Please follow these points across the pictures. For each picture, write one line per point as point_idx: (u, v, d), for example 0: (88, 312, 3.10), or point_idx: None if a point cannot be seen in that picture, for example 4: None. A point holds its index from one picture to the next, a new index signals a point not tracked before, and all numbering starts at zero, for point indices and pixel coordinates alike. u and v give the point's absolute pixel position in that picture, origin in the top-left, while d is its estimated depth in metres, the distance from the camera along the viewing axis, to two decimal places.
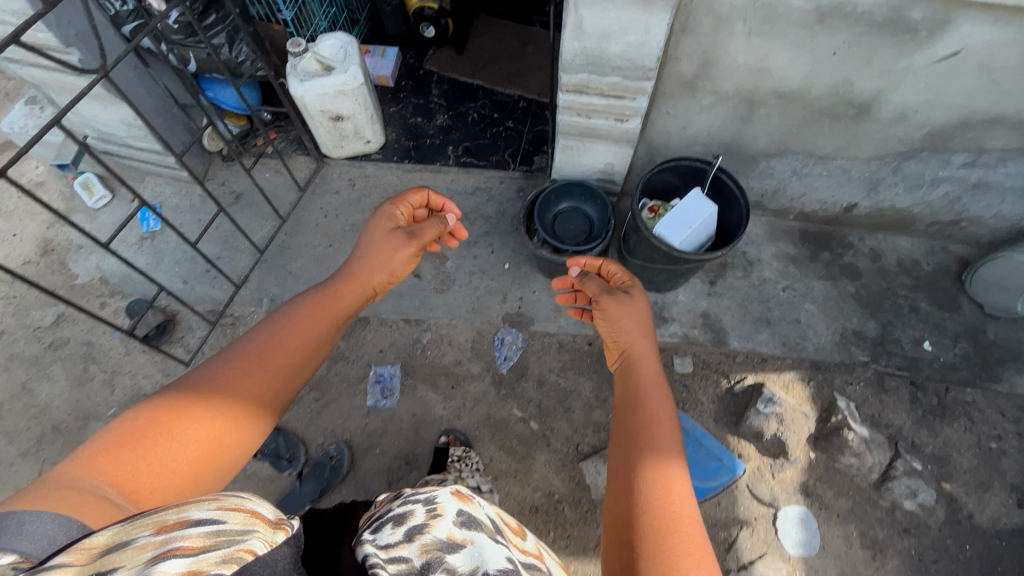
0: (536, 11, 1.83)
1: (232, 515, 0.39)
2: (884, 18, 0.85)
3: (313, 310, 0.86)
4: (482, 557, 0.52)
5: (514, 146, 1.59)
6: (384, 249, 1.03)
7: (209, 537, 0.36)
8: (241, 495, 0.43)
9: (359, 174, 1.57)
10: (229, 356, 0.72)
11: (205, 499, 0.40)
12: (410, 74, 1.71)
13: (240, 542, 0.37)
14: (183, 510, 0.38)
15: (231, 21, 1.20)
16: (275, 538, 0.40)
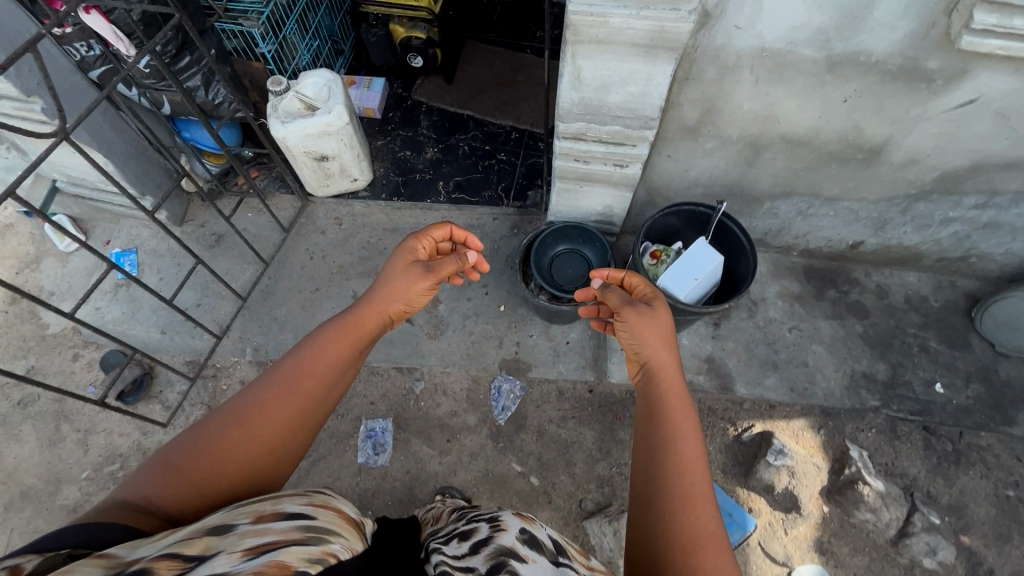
0: (526, 37, 1.80)
1: (319, 515, 0.53)
2: (898, 68, 0.81)
3: (337, 335, 0.80)
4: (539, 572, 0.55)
5: (507, 180, 1.54)
6: (403, 277, 0.96)
7: (301, 529, 0.49)
8: (323, 496, 0.58)
9: (346, 212, 1.50)
10: (256, 386, 0.71)
11: (297, 497, 0.55)
12: (398, 104, 1.66)
13: (322, 542, 0.49)
14: (280, 503, 0.53)
15: (207, 64, 1.15)
16: (352, 543, 0.52)
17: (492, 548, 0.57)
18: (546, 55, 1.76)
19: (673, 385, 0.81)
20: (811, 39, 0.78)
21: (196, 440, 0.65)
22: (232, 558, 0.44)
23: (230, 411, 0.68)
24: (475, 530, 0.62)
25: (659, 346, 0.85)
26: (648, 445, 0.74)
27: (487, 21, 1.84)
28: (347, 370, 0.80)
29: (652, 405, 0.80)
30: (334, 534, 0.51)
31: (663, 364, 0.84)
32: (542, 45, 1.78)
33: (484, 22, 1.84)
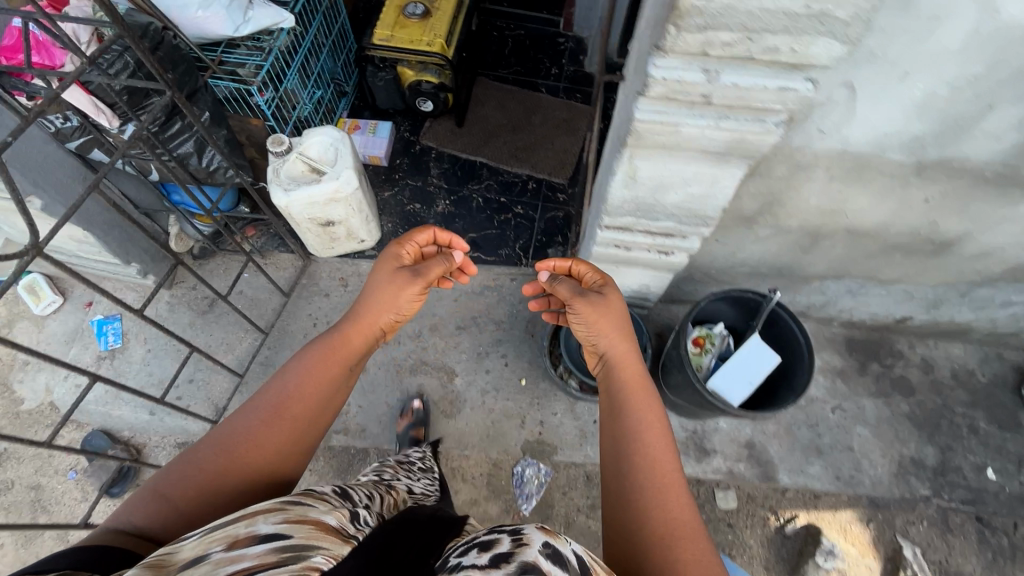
0: (540, 74, 1.69)
1: (296, 528, 0.47)
2: (994, 174, 0.72)
3: (324, 354, 0.75)
4: None
5: (525, 237, 1.43)
6: (389, 285, 0.86)
7: (278, 547, 0.44)
8: (308, 507, 0.51)
9: (352, 272, 1.38)
10: (245, 410, 0.66)
11: (273, 507, 0.49)
12: (405, 150, 1.54)
13: (306, 560, 0.43)
14: (253, 524, 0.46)
15: (198, 131, 1.03)
16: (337, 552, 0.46)
17: (514, 568, 0.46)
18: (561, 96, 1.66)
19: (637, 377, 0.77)
20: (903, 145, 0.69)
21: (184, 472, 0.59)
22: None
23: (217, 437, 0.63)
24: (495, 541, 0.50)
25: (616, 339, 0.81)
26: (612, 439, 0.71)
27: (496, 56, 1.72)
28: (337, 394, 0.74)
29: (615, 397, 0.76)
30: (312, 544, 0.46)
31: (621, 355, 0.81)
32: (557, 83, 1.68)
33: (494, 57, 1.72)
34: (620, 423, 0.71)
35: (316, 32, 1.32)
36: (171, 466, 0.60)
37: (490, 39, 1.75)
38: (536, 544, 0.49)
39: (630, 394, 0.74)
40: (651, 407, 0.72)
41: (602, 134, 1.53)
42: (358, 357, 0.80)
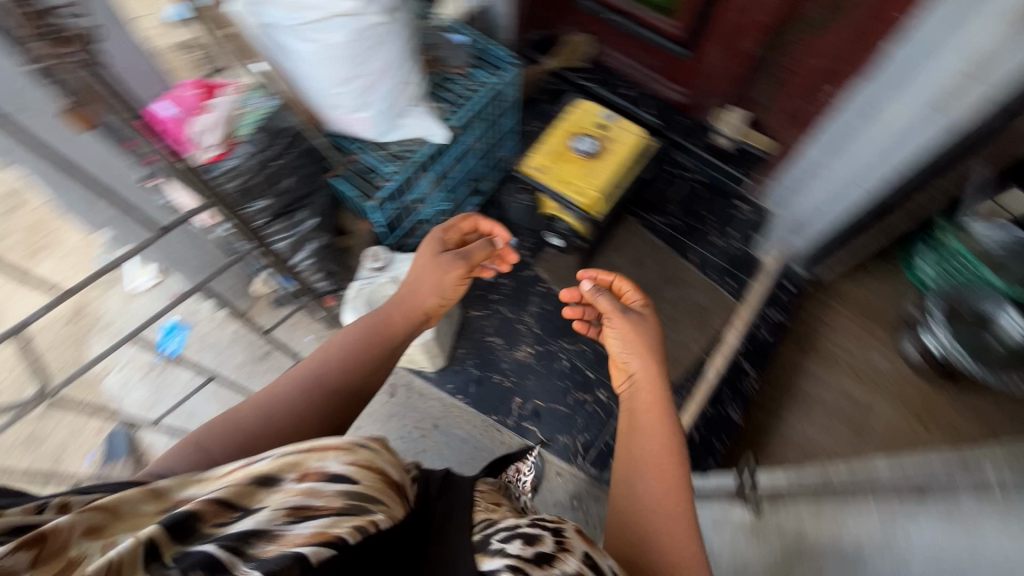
0: (697, 239, 1.44)
1: (362, 474, 0.42)
2: None
3: (364, 330, 0.74)
4: None
5: (594, 432, 1.23)
6: (430, 267, 0.83)
7: (346, 495, 0.40)
8: (370, 447, 0.46)
9: (404, 381, 1.29)
10: (288, 376, 0.67)
11: (343, 444, 0.43)
12: (515, 271, 1.39)
13: (366, 514, 0.40)
14: (323, 457, 0.42)
15: (298, 239, 0.98)
16: (396, 511, 0.43)
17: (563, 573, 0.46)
18: (711, 276, 1.40)
19: (656, 405, 0.70)
20: None
21: (223, 427, 0.60)
22: (274, 518, 0.36)
23: (258, 401, 0.64)
24: (539, 540, 0.48)
25: (642, 354, 0.75)
26: (620, 454, 0.69)
27: (659, 196, 1.49)
28: (381, 367, 0.74)
29: (633, 415, 0.71)
30: (371, 496, 0.42)
31: (645, 380, 0.73)
32: (714, 257, 1.42)
33: (657, 196, 1.49)
34: (634, 448, 0.67)
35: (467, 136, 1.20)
36: (214, 421, 0.61)
37: (660, 174, 1.51)
38: (577, 555, 0.49)
39: (644, 418, 0.69)
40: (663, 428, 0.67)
41: (733, 354, 1.28)
42: (400, 343, 0.77)
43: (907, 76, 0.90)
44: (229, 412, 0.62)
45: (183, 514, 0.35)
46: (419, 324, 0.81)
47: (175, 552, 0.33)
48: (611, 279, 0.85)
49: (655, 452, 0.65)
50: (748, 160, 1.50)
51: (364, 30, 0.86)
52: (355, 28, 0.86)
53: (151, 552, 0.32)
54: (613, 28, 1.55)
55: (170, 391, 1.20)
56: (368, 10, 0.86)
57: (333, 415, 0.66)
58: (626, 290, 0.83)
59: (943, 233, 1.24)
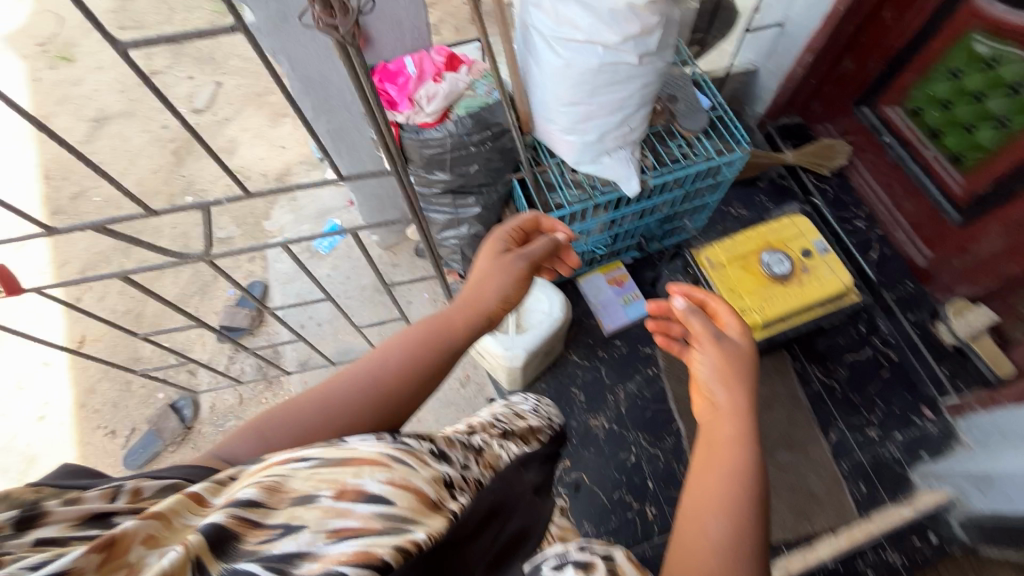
0: (847, 420, 1.21)
1: (398, 495, 0.42)
2: None
3: (417, 331, 0.72)
4: None
5: (620, 543, 1.13)
6: (495, 268, 0.81)
7: (383, 517, 0.40)
8: (411, 467, 0.46)
9: (479, 381, 1.30)
10: (348, 371, 0.66)
11: (379, 462, 0.44)
12: (635, 341, 1.31)
13: (405, 533, 0.40)
14: (361, 474, 0.42)
15: (462, 216, 1.04)
16: (437, 527, 0.43)
17: None
18: (840, 468, 1.17)
19: (736, 441, 0.65)
20: None
21: (279, 414, 0.60)
22: (317, 540, 0.37)
23: (319, 393, 0.63)
24: (589, 565, 0.55)
25: (732, 385, 0.72)
26: (691, 494, 0.64)
27: (830, 350, 1.28)
28: (446, 366, 0.71)
29: (711, 446, 0.67)
30: (407, 519, 0.41)
31: (731, 412, 0.69)
32: (856, 451, 1.19)
33: (828, 350, 1.28)
34: (706, 486, 0.62)
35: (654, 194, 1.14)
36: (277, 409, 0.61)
37: (848, 329, 1.29)
38: None
39: (718, 455, 0.65)
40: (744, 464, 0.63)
41: (815, 569, 1.08)
42: (460, 344, 0.74)
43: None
44: (289, 403, 0.61)
45: (223, 525, 0.36)
46: (480, 326, 0.78)
47: (218, 567, 0.35)
48: (708, 298, 0.84)
49: (738, 490, 0.61)
50: (966, 370, 1.21)
51: (611, 66, 0.85)
52: (604, 60, 0.84)
53: (196, 568, 0.34)
54: (881, 151, 1.33)
55: (300, 279, 1.36)
56: (625, 49, 0.83)
57: (400, 404, 0.65)
58: (724, 311, 0.81)
59: None
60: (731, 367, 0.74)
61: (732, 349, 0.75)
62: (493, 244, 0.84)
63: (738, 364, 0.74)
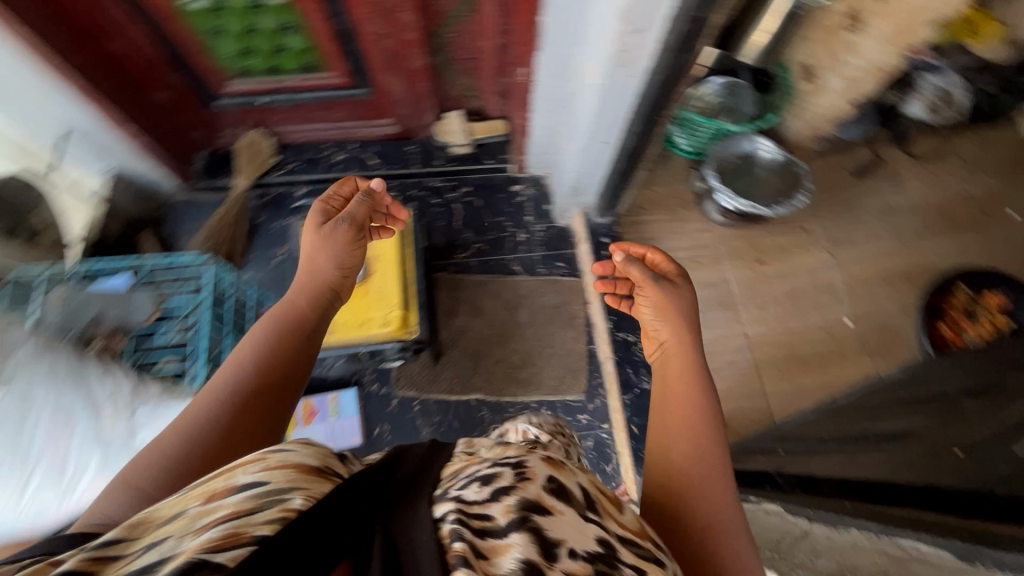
0: (507, 250, 1.40)
1: (273, 473, 0.43)
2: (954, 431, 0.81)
3: (275, 323, 0.79)
4: (566, 530, 0.46)
5: None
6: (321, 239, 0.88)
7: (257, 495, 0.40)
8: (285, 448, 0.47)
9: None
10: (207, 390, 0.71)
11: (254, 458, 0.45)
12: (382, 412, 1.25)
13: (284, 502, 0.40)
14: (231, 475, 0.43)
15: None
16: (322, 489, 0.43)
17: (517, 503, 0.45)
18: (538, 275, 1.38)
19: (684, 369, 0.81)
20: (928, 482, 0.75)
21: (148, 456, 0.64)
22: (178, 543, 0.36)
23: (181, 422, 0.68)
24: (497, 476, 0.48)
25: (674, 327, 0.86)
26: (664, 419, 0.77)
27: (448, 235, 1.40)
28: (300, 343, 0.79)
29: (664, 382, 0.82)
30: (292, 485, 0.42)
31: (674, 345, 0.84)
32: (532, 254, 1.39)
33: (446, 236, 1.40)
34: (670, 419, 0.76)
35: (212, 365, 0.98)
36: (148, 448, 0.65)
37: (432, 213, 1.41)
38: (538, 481, 0.49)
39: (673, 388, 0.80)
40: (700, 395, 0.78)
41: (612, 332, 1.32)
42: (310, 324, 0.81)
43: (578, 25, 0.91)
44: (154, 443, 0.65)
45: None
46: (323, 300, 0.84)
47: None
48: (646, 252, 0.94)
49: (703, 410, 0.76)
50: (495, 150, 1.43)
51: None
52: None
53: None
54: (276, 109, 1.33)
55: None
56: None
57: (276, 385, 0.74)
58: (658, 261, 0.92)
59: (682, 137, 1.40)
60: (666, 304, 0.87)
61: (667, 290, 0.88)
62: (313, 220, 0.92)
63: (672, 300, 0.87)
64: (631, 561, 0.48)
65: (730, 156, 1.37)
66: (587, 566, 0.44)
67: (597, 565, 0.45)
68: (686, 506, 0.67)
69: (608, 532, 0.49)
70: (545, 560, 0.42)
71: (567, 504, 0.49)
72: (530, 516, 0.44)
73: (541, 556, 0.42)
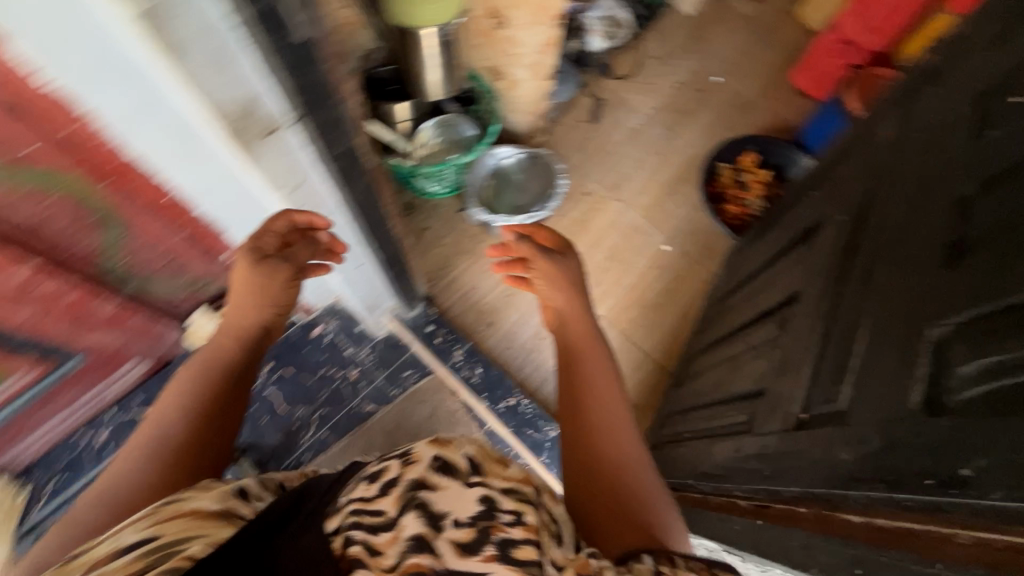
0: (348, 396, 1.25)
1: (165, 526, 0.46)
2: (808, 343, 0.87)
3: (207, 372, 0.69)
4: (462, 499, 0.43)
5: None
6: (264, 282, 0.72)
7: (146, 551, 0.44)
8: (180, 499, 0.50)
9: None
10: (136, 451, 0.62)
11: (144, 516, 0.48)
12: None
13: (178, 552, 0.43)
14: (119, 536, 0.46)
15: None
16: (220, 534, 0.46)
17: (401, 491, 0.43)
18: (395, 400, 1.25)
19: (585, 333, 0.80)
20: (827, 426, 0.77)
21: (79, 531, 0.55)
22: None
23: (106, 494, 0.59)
24: (383, 470, 0.46)
25: (568, 294, 0.82)
26: (571, 386, 0.75)
27: (280, 425, 1.21)
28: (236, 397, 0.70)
29: (566, 348, 0.80)
30: (185, 536, 0.45)
31: (573, 311, 0.81)
32: (374, 384, 1.26)
33: (278, 429, 1.21)
34: (580, 387, 0.74)
35: None
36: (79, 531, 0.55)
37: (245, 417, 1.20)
38: (427, 462, 0.45)
39: (579, 350, 0.78)
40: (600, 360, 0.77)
41: (494, 409, 1.24)
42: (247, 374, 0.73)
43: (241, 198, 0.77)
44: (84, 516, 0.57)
45: None
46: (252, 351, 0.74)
47: None
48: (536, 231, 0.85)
49: (602, 366, 0.76)
50: None
51: None
52: None
53: None
54: None
55: None
56: None
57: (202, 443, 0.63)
58: (547, 236, 0.85)
59: (433, 186, 1.35)
60: (560, 280, 0.82)
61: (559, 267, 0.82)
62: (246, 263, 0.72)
63: (565, 276, 0.82)
64: (513, 507, 0.43)
65: (482, 180, 1.37)
66: (474, 531, 0.41)
67: (484, 525, 0.41)
68: (606, 483, 0.65)
69: (493, 488, 0.44)
70: (431, 530, 0.41)
71: (455, 477, 0.44)
72: (418, 499, 0.43)
73: (429, 527, 0.41)
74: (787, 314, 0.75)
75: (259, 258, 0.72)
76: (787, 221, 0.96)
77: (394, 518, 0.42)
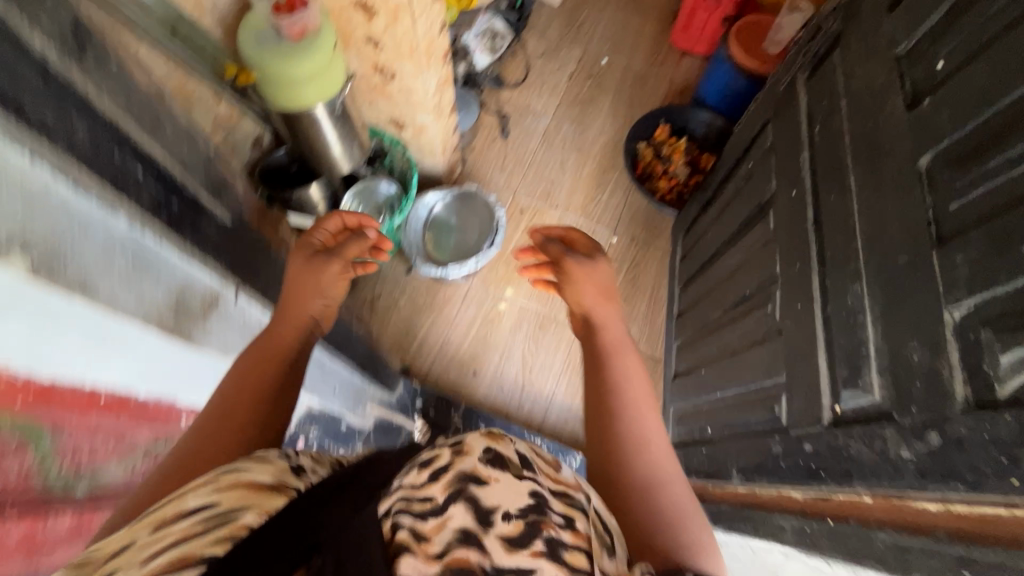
0: None
1: (229, 491, 0.37)
2: None
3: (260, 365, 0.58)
4: (516, 492, 0.37)
5: None
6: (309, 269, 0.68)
7: (208, 517, 0.35)
8: (236, 465, 0.41)
9: None
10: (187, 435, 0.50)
11: (202, 482, 0.39)
12: None
13: (234, 521, 0.35)
14: (180, 500, 0.37)
15: None
16: (275, 504, 0.37)
17: (454, 481, 0.37)
18: None
19: (619, 342, 0.74)
20: None
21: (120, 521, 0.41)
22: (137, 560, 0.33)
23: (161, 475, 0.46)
24: (436, 456, 0.40)
25: (603, 302, 0.77)
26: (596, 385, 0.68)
27: None
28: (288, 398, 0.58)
29: (591, 351, 0.74)
30: (245, 503, 0.36)
31: (607, 317, 0.76)
32: None
33: None
34: (605, 389, 0.67)
35: None
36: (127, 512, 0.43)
37: None
38: (477, 453, 0.39)
39: (615, 354, 0.71)
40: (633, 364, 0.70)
41: None
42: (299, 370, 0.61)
43: None
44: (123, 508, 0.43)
45: None
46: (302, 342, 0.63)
47: None
48: (564, 232, 0.85)
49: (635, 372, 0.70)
50: None
51: None
52: None
53: None
54: None
55: None
56: None
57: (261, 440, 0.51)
58: (579, 238, 0.84)
59: None
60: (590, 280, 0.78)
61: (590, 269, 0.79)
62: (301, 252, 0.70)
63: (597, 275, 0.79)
64: (560, 509, 0.38)
65: (419, 235, 1.32)
66: (523, 526, 0.35)
67: (533, 520, 0.35)
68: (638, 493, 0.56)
69: (541, 485, 0.39)
70: (477, 525, 0.35)
71: (506, 469, 0.39)
72: (468, 489, 0.36)
73: (476, 522, 0.35)
74: (772, 293, 0.76)
75: (311, 252, 0.70)
76: (731, 194, 0.98)
77: (444, 505, 0.36)
